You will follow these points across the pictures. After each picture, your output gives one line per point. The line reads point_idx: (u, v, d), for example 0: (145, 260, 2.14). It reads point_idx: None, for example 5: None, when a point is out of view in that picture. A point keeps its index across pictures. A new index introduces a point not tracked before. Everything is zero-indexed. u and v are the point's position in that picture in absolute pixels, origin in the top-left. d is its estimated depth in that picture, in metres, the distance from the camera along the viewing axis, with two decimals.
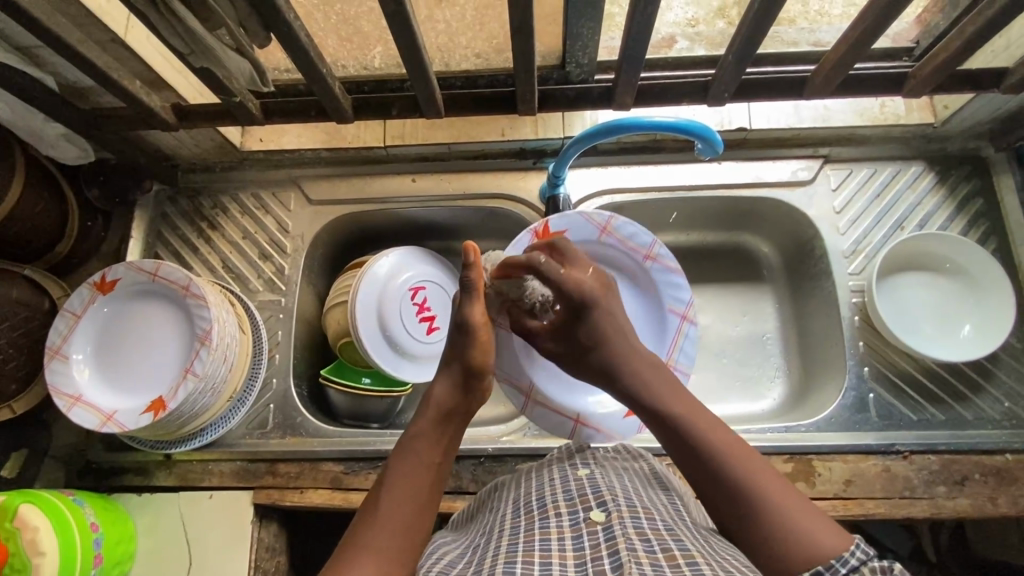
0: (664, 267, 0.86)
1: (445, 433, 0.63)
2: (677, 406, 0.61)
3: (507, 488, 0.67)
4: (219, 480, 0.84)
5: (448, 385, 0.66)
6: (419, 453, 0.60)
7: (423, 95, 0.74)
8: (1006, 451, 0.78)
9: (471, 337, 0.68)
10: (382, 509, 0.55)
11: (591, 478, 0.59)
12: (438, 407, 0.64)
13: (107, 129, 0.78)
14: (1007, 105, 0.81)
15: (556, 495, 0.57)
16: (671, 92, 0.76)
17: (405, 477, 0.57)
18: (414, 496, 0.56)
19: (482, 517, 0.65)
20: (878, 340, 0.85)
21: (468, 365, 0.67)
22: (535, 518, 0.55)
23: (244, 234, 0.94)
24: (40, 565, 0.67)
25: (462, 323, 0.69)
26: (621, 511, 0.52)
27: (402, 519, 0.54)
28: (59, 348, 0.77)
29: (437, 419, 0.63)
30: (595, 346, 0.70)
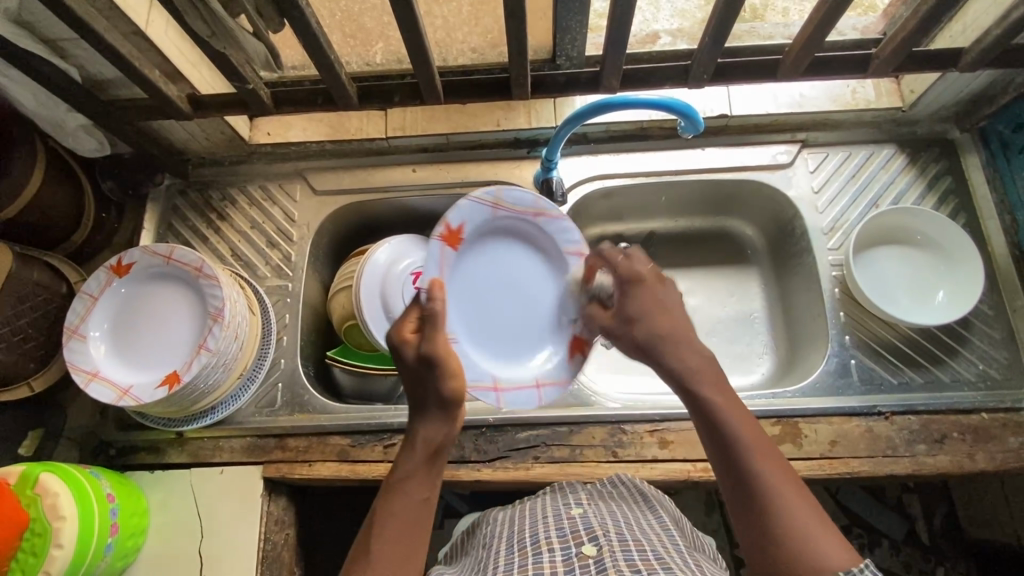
0: (550, 217, 0.84)
1: (435, 471, 0.62)
2: (708, 388, 0.62)
3: (498, 522, 0.74)
4: (229, 456, 0.87)
5: (429, 421, 0.64)
6: (407, 492, 0.60)
7: (423, 81, 0.78)
8: (981, 410, 0.83)
9: (441, 369, 0.63)
10: (375, 553, 0.57)
11: (583, 517, 0.65)
12: (426, 445, 0.63)
13: (124, 120, 0.83)
14: (969, 86, 0.87)
15: (549, 532, 0.64)
16: (654, 76, 0.82)
17: (395, 516, 0.59)
18: (409, 535, 0.58)
19: (473, 554, 0.71)
20: (858, 311, 0.89)
21: (444, 397, 0.64)
22: (528, 554, 0.60)
23: (252, 224, 0.99)
24: (59, 529, 0.69)
25: (426, 356, 0.63)
26: (613, 545, 0.58)
27: (397, 558, 0.56)
28: (76, 328, 0.81)
29: (422, 458, 0.62)
30: (642, 319, 0.68)
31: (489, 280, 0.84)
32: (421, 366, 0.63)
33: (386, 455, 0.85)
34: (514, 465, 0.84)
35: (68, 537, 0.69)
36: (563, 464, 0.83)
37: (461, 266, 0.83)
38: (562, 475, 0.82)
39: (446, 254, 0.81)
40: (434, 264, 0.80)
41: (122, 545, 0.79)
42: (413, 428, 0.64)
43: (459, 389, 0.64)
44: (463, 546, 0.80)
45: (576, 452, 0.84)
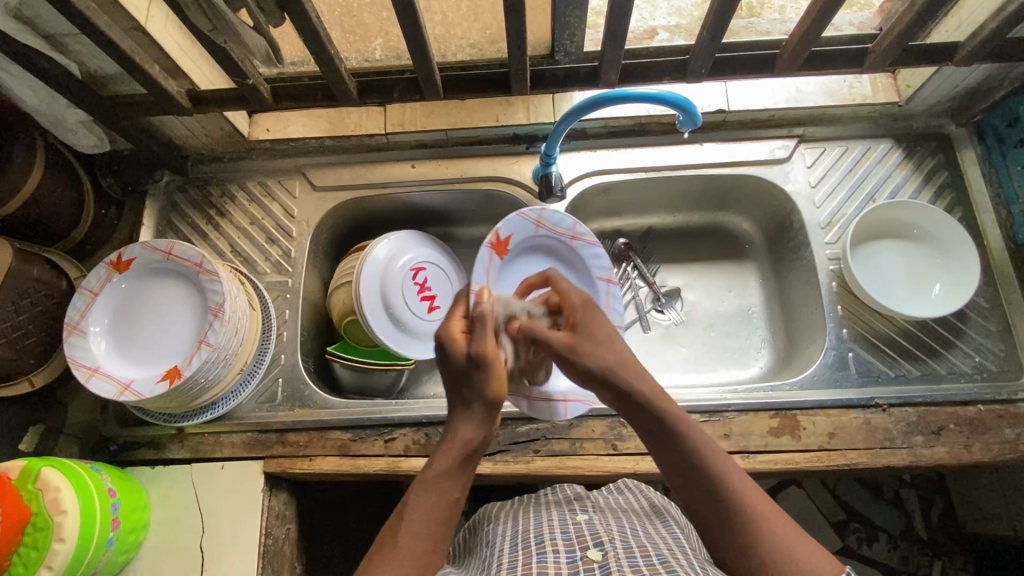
0: (583, 241, 0.92)
1: (469, 472, 0.61)
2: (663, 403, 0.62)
3: (501, 522, 0.75)
4: (230, 451, 0.87)
5: (470, 419, 0.63)
6: (439, 491, 0.59)
7: (423, 75, 0.79)
8: (977, 402, 0.83)
9: (487, 369, 0.62)
10: (402, 542, 0.55)
11: (588, 524, 0.66)
12: (465, 444, 0.61)
13: (124, 115, 0.83)
14: (965, 81, 0.88)
15: (553, 535, 0.64)
16: (653, 71, 0.82)
17: (425, 510, 0.58)
18: (434, 531, 0.57)
19: (476, 553, 0.71)
20: (855, 304, 0.90)
21: (487, 398, 0.62)
22: (532, 554, 0.61)
23: (252, 220, 0.99)
24: (62, 523, 0.69)
25: (475, 356, 0.62)
26: (618, 551, 0.58)
27: (422, 556, 0.55)
28: (77, 324, 0.81)
29: (458, 457, 0.60)
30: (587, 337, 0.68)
31: None
32: (470, 364, 0.63)
33: (386, 449, 0.86)
34: (515, 458, 0.84)
35: (70, 532, 0.69)
36: (563, 457, 0.84)
37: (502, 279, 0.91)
38: (563, 468, 0.83)
39: (494, 261, 0.90)
40: (483, 271, 0.89)
41: (123, 540, 0.79)
42: (452, 425, 0.63)
43: (501, 393, 0.63)
44: (467, 544, 0.79)
45: (576, 445, 0.84)
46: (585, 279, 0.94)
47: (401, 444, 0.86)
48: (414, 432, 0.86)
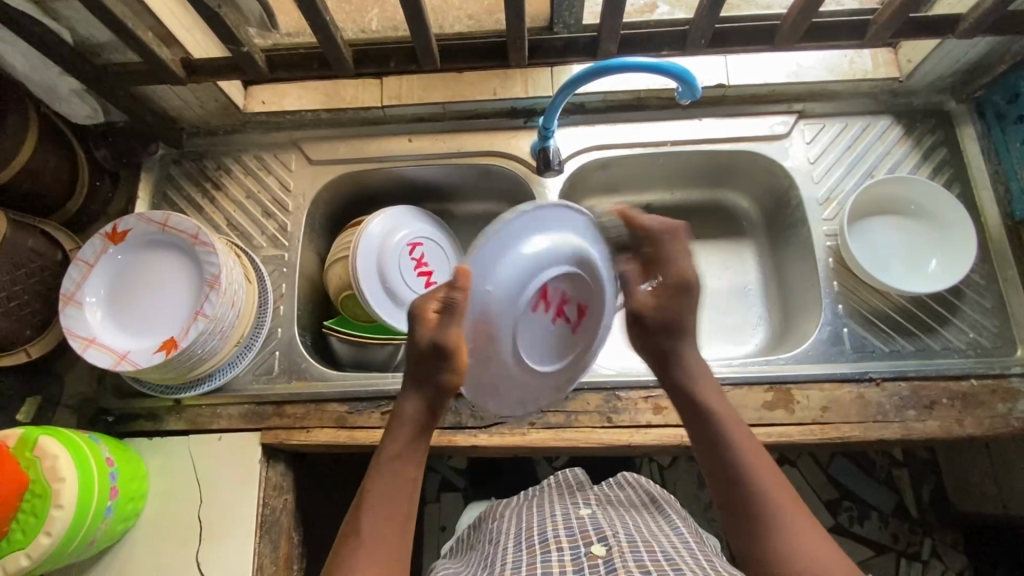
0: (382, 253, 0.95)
1: (420, 448, 0.65)
2: (715, 405, 0.67)
3: (504, 520, 0.78)
4: (227, 423, 0.87)
5: (420, 402, 0.66)
6: (396, 471, 0.63)
7: (419, 43, 0.77)
8: (971, 376, 0.84)
9: (449, 361, 0.62)
10: (366, 534, 0.59)
11: (591, 519, 0.68)
12: (415, 423, 0.65)
13: (117, 85, 0.82)
14: (966, 55, 0.87)
15: (556, 532, 0.66)
16: (652, 42, 0.81)
17: (387, 497, 0.61)
18: (396, 513, 0.61)
19: (480, 550, 0.74)
20: (851, 280, 0.90)
21: (442, 386, 0.64)
22: (537, 552, 0.63)
23: (248, 194, 0.98)
24: (60, 490, 0.69)
25: (440, 347, 0.62)
26: (622, 546, 0.60)
27: (388, 537, 0.60)
28: (72, 295, 0.81)
29: (410, 438, 0.65)
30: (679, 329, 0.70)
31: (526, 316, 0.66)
32: (431, 353, 0.62)
33: (383, 422, 0.86)
34: (510, 430, 0.84)
35: (68, 498, 0.70)
36: (558, 430, 0.84)
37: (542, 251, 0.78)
38: (558, 440, 0.83)
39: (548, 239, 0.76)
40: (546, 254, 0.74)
41: (122, 508, 0.79)
42: (401, 405, 0.66)
43: (456, 380, 0.64)
44: (469, 540, 0.84)
45: (572, 417, 0.85)
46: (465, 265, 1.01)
47: None
48: None
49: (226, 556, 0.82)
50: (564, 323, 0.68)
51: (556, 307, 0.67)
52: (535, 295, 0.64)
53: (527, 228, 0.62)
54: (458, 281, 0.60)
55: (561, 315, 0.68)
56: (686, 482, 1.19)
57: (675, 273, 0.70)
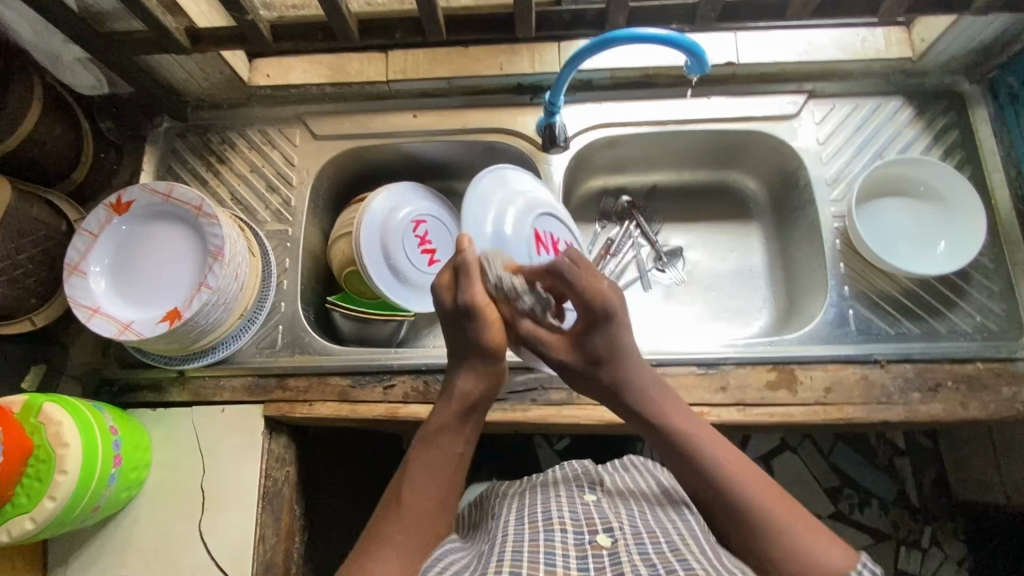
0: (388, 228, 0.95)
1: (467, 427, 0.66)
2: (672, 421, 0.66)
3: (507, 499, 0.77)
4: (231, 395, 0.88)
5: (474, 377, 0.66)
6: (443, 446, 0.64)
7: (426, 12, 0.77)
8: (976, 359, 0.83)
9: (479, 319, 0.63)
10: (406, 506, 0.60)
11: (597, 506, 0.68)
12: (463, 398, 0.65)
13: (122, 54, 0.82)
14: (981, 35, 0.86)
15: (559, 512, 0.65)
16: (661, 15, 0.80)
17: (428, 468, 0.62)
18: (436, 486, 0.62)
19: (485, 525, 0.74)
20: (858, 262, 0.89)
21: (484, 352, 0.65)
22: (537, 529, 0.62)
23: (252, 168, 0.98)
24: (64, 455, 0.70)
25: (465, 306, 0.63)
26: (627, 537, 0.60)
27: (426, 511, 0.60)
28: (77, 265, 0.80)
29: (457, 412, 0.65)
30: (609, 359, 0.67)
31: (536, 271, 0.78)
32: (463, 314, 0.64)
33: (385, 396, 0.87)
34: (512, 407, 0.84)
35: (72, 464, 0.70)
36: (560, 406, 0.84)
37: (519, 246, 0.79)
38: (559, 417, 0.84)
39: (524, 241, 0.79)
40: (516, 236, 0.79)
41: (126, 476, 0.80)
42: (453, 379, 0.67)
43: (496, 343, 0.64)
44: (474, 517, 0.82)
45: (574, 395, 0.85)
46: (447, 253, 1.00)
47: (400, 391, 0.87)
48: (414, 379, 0.87)
49: (229, 526, 0.83)
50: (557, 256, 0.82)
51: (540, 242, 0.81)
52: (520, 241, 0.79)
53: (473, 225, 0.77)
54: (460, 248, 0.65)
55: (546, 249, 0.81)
56: None
57: (587, 306, 0.64)
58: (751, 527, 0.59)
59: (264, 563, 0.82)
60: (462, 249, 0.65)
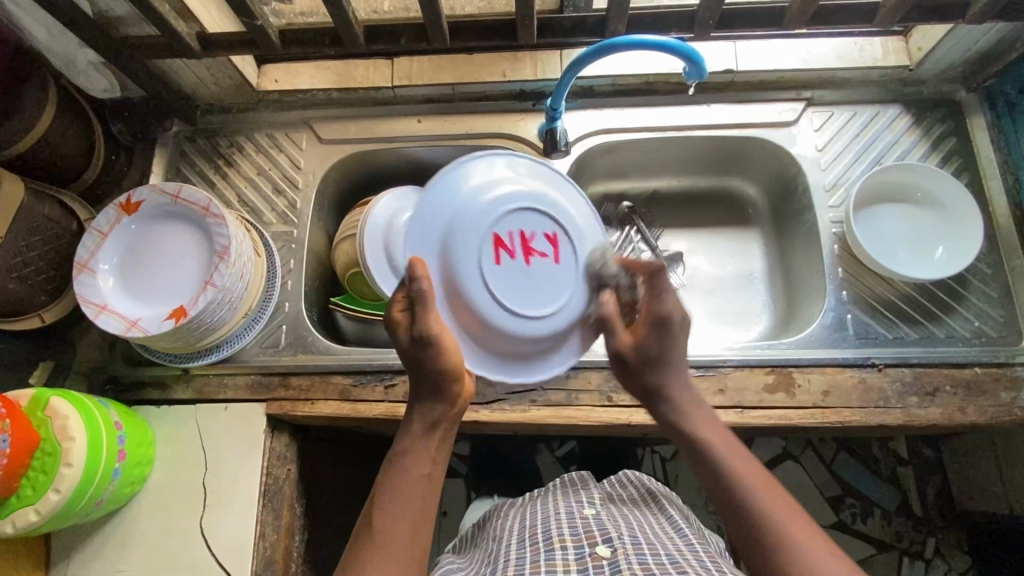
0: (388, 231, 0.95)
1: (431, 443, 0.65)
2: (708, 433, 0.67)
3: (508, 516, 0.79)
4: (234, 393, 0.89)
5: (428, 397, 0.66)
6: (409, 466, 0.63)
7: (430, 16, 0.78)
8: (974, 364, 0.84)
9: (434, 346, 0.63)
10: (378, 530, 0.59)
11: (595, 520, 0.68)
12: (422, 417, 0.66)
13: (135, 58, 0.84)
14: (977, 43, 0.87)
15: (560, 530, 0.66)
16: (661, 22, 0.82)
17: (396, 491, 0.62)
18: (406, 510, 0.61)
19: (484, 547, 0.75)
20: (856, 266, 0.90)
21: (441, 373, 0.65)
22: (541, 550, 0.63)
23: (259, 171, 0.99)
24: (69, 449, 0.71)
25: (419, 335, 0.63)
26: (627, 549, 0.60)
27: (397, 535, 0.59)
28: (86, 263, 0.82)
29: (421, 431, 0.66)
30: (653, 364, 0.69)
31: (514, 283, 0.68)
32: (416, 346, 0.64)
33: (386, 395, 0.87)
34: (512, 407, 0.85)
35: (77, 457, 0.71)
36: (559, 407, 0.85)
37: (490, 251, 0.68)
38: (559, 417, 0.84)
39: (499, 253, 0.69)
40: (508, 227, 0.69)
41: (129, 472, 0.81)
42: (413, 403, 0.68)
43: (457, 366, 0.65)
44: (474, 538, 0.84)
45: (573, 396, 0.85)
46: None
47: (401, 390, 0.88)
48: None
49: (228, 525, 0.83)
50: (542, 259, 0.70)
51: (521, 248, 0.69)
52: (490, 242, 0.68)
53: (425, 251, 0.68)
54: (415, 272, 0.62)
55: (533, 254, 0.70)
56: (688, 474, 1.19)
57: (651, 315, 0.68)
58: (766, 539, 0.57)
59: (264, 560, 0.83)
60: (414, 275, 0.62)
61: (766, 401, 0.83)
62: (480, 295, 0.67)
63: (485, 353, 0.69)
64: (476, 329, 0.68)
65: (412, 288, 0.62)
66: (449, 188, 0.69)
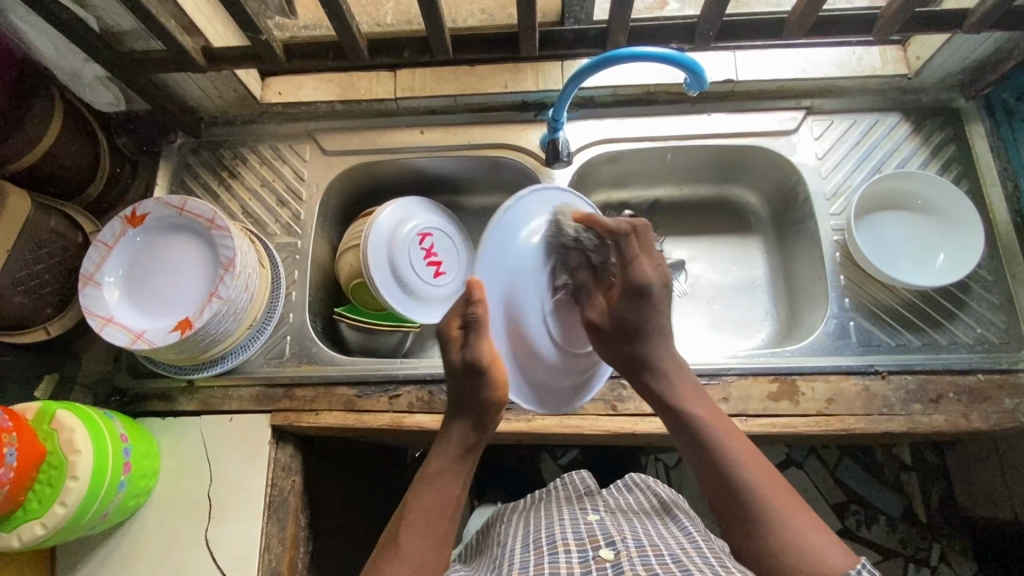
0: (392, 241, 0.95)
1: (463, 468, 0.67)
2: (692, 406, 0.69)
3: (512, 521, 0.79)
4: (238, 404, 0.89)
5: (466, 421, 0.68)
6: (440, 488, 0.65)
7: (433, 30, 0.79)
8: (977, 371, 0.84)
9: (483, 379, 0.65)
10: (404, 547, 0.61)
11: (600, 524, 0.68)
12: (460, 441, 0.67)
13: (141, 72, 0.85)
14: (974, 52, 0.88)
15: (564, 534, 0.67)
16: (661, 34, 0.83)
17: (426, 512, 0.63)
18: (434, 531, 0.62)
19: (490, 552, 0.75)
20: (857, 274, 0.90)
21: (484, 402, 0.66)
22: (544, 553, 0.63)
23: (263, 183, 1.00)
24: (75, 462, 0.71)
25: (470, 363, 0.64)
26: (631, 551, 0.60)
27: (423, 553, 0.61)
28: (92, 275, 0.83)
29: (456, 454, 0.67)
30: (639, 334, 0.70)
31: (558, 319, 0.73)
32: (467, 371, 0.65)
33: (391, 405, 0.88)
34: (516, 417, 0.85)
35: (82, 470, 0.71)
36: (564, 417, 0.85)
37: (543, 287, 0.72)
38: (563, 427, 0.84)
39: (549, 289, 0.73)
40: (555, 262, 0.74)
41: (134, 484, 0.81)
42: (449, 423, 0.69)
43: (500, 399, 0.66)
44: (479, 545, 0.84)
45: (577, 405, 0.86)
46: (444, 253, 1.02)
47: (405, 400, 0.88)
48: (419, 390, 0.88)
49: (234, 536, 0.83)
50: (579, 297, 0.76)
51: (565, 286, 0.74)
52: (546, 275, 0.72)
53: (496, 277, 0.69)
54: (474, 295, 0.64)
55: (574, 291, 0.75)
56: (693, 482, 1.19)
57: (627, 280, 0.70)
58: (771, 529, 0.60)
59: (269, 572, 0.82)
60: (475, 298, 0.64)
61: (771, 410, 0.83)
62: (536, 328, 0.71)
63: (531, 387, 0.71)
64: (528, 361, 0.71)
65: (470, 313, 0.65)
66: (493, 247, 0.70)
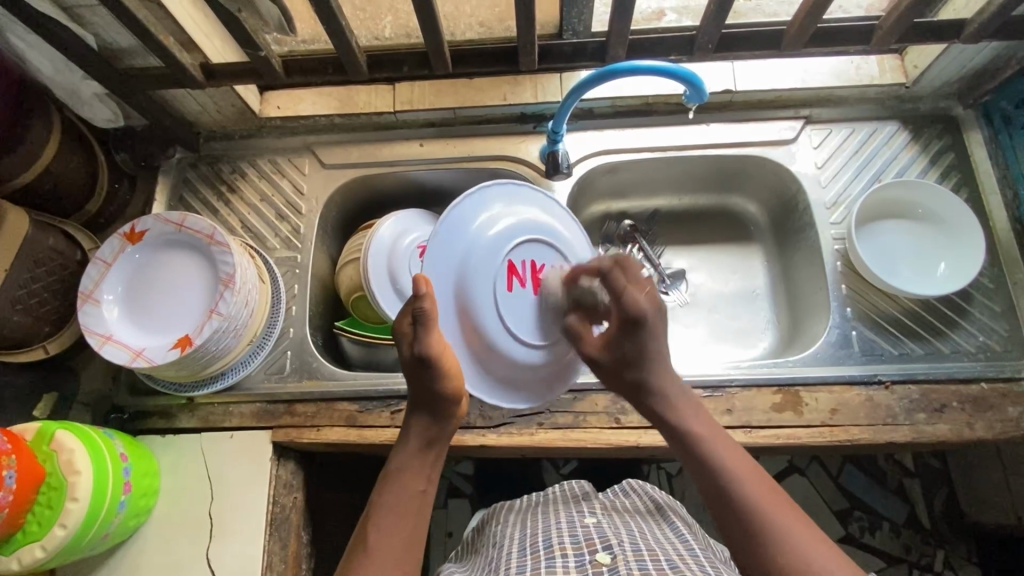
0: (393, 249, 0.95)
1: (427, 462, 0.67)
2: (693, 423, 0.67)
3: (510, 524, 0.79)
4: (239, 421, 0.88)
5: (425, 416, 0.69)
6: (403, 483, 0.65)
7: (432, 45, 0.79)
8: (980, 380, 0.84)
9: (436, 370, 0.66)
10: (373, 544, 0.61)
11: (597, 527, 0.68)
12: (420, 436, 0.68)
13: (140, 89, 0.85)
14: (972, 61, 0.88)
15: (562, 538, 0.66)
16: (661, 46, 0.83)
17: (392, 507, 0.63)
18: (401, 525, 0.62)
19: (485, 554, 0.74)
20: (859, 283, 0.90)
21: (440, 395, 0.67)
22: (541, 557, 0.63)
23: (263, 197, 1.00)
24: (76, 483, 0.70)
25: (422, 356, 0.66)
26: (628, 556, 0.60)
27: (392, 548, 0.60)
28: (91, 293, 0.82)
29: (416, 449, 0.68)
30: (637, 362, 0.70)
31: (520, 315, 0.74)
32: (417, 364, 0.66)
33: (393, 421, 0.87)
34: (519, 431, 0.85)
35: (83, 491, 0.71)
36: (567, 430, 0.85)
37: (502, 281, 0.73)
38: (566, 440, 0.84)
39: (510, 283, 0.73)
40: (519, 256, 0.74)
41: (134, 504, 0.80)
42: (409, 421, 0.70)
43: (454, 390, 0.67)
44: (474, 544, 0.84)
45: (580, 418, 0.85)
46: None
47: None
48: None
49: (235, 555, 0.83)
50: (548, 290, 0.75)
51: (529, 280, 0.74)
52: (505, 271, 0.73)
53: (442, 268, 0.72)
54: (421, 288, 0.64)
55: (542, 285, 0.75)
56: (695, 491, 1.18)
57: (621, 310, 0.69)
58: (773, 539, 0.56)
59: None
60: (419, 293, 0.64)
61: (774, 421, 0.82)
62: (491, 322, 0.73)
63: (488, 379, 0.75)
64: (482, 354, 0.73)
65: (415, 308, 0.64)
66: (441, 241, 0.73)
